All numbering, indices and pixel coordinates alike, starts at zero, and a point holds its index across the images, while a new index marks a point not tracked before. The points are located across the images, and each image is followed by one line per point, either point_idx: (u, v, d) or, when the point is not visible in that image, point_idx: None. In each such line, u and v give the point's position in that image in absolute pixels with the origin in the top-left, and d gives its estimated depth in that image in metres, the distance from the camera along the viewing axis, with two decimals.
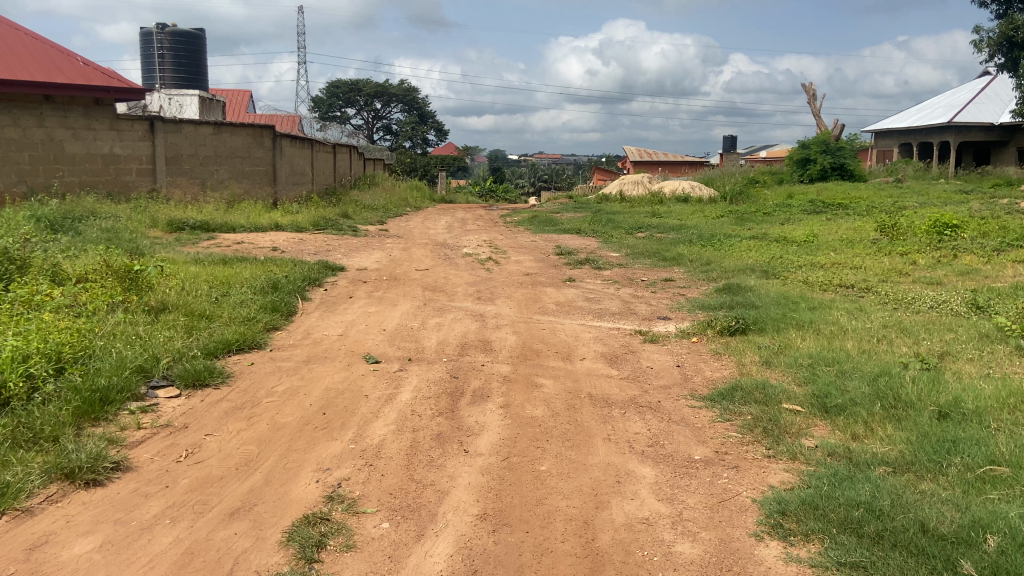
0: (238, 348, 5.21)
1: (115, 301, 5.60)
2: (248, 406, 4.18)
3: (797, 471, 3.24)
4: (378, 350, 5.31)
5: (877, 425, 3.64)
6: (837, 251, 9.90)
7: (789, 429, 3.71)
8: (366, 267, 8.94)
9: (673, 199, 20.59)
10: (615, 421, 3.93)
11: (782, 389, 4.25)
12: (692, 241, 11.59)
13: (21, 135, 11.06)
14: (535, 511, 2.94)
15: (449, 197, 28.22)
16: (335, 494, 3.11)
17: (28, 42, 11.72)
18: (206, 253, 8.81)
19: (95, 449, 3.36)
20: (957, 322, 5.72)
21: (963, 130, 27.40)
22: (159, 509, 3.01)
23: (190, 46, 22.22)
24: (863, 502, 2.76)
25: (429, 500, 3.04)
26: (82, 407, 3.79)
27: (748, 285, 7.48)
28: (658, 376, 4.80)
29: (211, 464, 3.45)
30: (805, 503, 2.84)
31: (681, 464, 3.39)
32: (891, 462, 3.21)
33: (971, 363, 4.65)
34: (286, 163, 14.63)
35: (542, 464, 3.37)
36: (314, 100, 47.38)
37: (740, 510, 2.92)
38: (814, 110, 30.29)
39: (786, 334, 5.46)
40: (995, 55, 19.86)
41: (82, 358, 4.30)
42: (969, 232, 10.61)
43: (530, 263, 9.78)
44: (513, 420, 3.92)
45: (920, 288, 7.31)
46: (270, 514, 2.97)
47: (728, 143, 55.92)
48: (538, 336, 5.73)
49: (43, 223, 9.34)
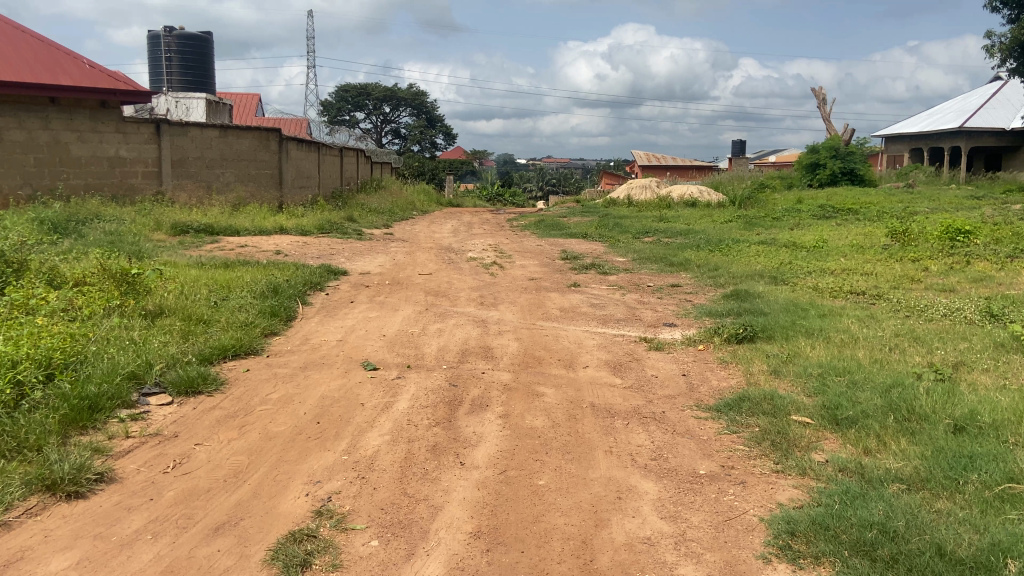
0: (234, 354, 5.11)
1: (112, 305, 5.53)
2: (240, 414, 4.08)
3: (807, 488, 3.10)
4: (376, 357, 5.20)
5: (890, 439, 3.49)
6: (848, 256, 9.73)
7: (799, 443, 3.57)
8: (369, 272, 8.83)
9: (680, 204, 20.43)
10: (618, 432, 3.80)
11: (791, 400, 4.11)
12: (700, 245, 11.48)
13: (27, 138, 11.03)
14: (531, 529, 2.81)
15: (456, 202, 28.09)
16: (324, 509, 2.99)
17: (34, 44, 11.73)
18: (207, 256, 8.73)
19: (78, 460, 3.26)
20: (970, 330, 5.57)
21: (975, 135, 27.06)
22: (141, 523, 2.91)
23: (198, 49, 22.28)
24: (876, 523, 2.62)
25: (421, 516, 2.92)
26: (70, 415, 3.70)
27: (757, 291, 7.32)
28: (664, 386, 4.65)
29: (199, 475, 3.35)
30: (815, 523, 2.71)
31: (685, 480, 3.25)
32: (905, 479, 3.06)
33: (987, 373, 4.50)
34: (293, 166, 14.55)
35: (541, 479, 3.24)
36: (323, 103, 47.56)
37: (746, 530, 2.79)
38: (824, 115, 30.07)
39: (796, 343, 5.32)
40: (1008, 59, 19.60)
41: (72, 364, 4.20)
42: (981, 238, 10.44)
43: (535, 268, 9.68)
44: (512, 431, 3.79)
45: (933, 295, 7.15)
46: (256, 529, 2.87)
47: (738, 147, 55.79)
48: (541, 343, 5.61)
49: (46, 226, 9.30)
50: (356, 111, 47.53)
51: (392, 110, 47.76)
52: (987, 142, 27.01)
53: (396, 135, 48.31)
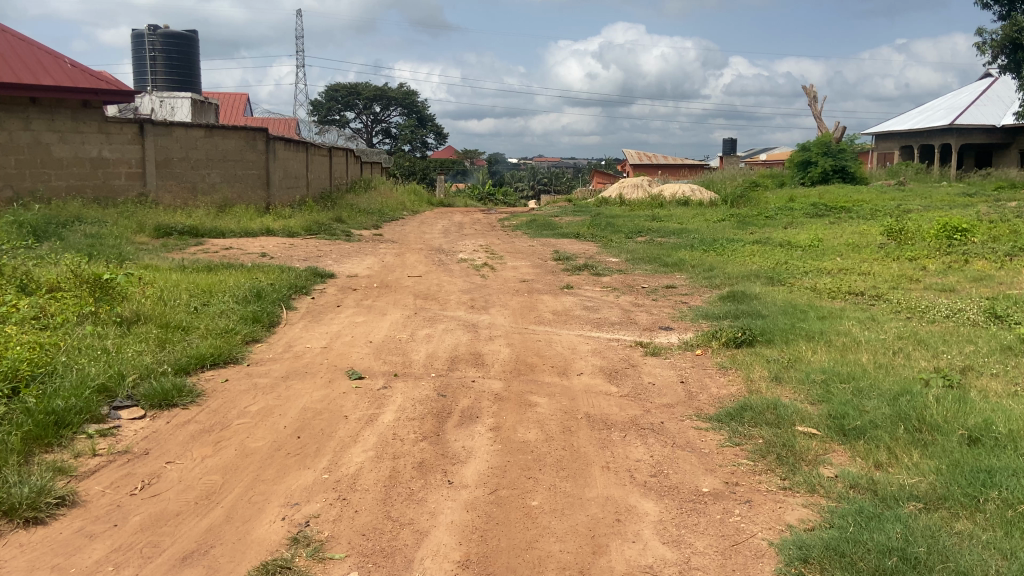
0: (212, 363, 4.88)
1: (86, 313, 5.30)
2: (217, 428, 3.85)
3: (817, 507, 2.92)
4: (362, 365, 4.99)
5: (902, 452, 3.31)
6: (844, 256, 9.60)
7: (806, 456, 3.38)
8: (357, 274, 8.60)
9: (672, 202, 20.27)
10: (615, 446, 3.61)
11: (795, 409, 3.92)
12: (694, 244, 11.34)
13: (7, 139, 10.76)
14: (523, 557, 2.61)
15: (448, 201, 27.92)
16: (301, 536, 2.78)
17: (15, 44, 11.46)
18: (191, 259, 8.51)
19: (39, 482, 3.03)
20: (976, 333, 5.40)
21: (965, 133, 27.10)
22: (102, 553, 2.69)
23: (184, 47, 21.98)
24: (895, 549, 2.44)
25: (406, 543, 2.71)
26: (34, 431, 3.47)
27: (754, 293, 7.13)
28: (661, 394, 4.46)
29: (169, 498, 3.13)
30: (829, 548, 2.52)
31: (688, 498, 3.06)
32: (920, 496, 2.88)
33: (997, 378, 4.33)
34: (280, 166, 14.27)
35: (534, 499, 3.04)
36: (313, 103, 47.26)
37: (755, 557, 2.60)
38: (815, 113, 29.93)
39: (796, 346, 5.14)
40: (999, 56, 19.50)
41: (39, 376, 3.97)
42: (979, 236, 10.30)
43: (527, 269, 9.47)
44: (503, 445, 3.59)
45: (933, 295, 7.01)
46: (227, 559, 2.66)
47: (729, 147, 55.85)
48: (532, 349, 5.40)
49: (25, 229, 9.05)
50: (346, 111, 47.13)
51: (382, 109, 47.35)
52: (978, 140, 27.04)
53: (386, 135, 47.96)
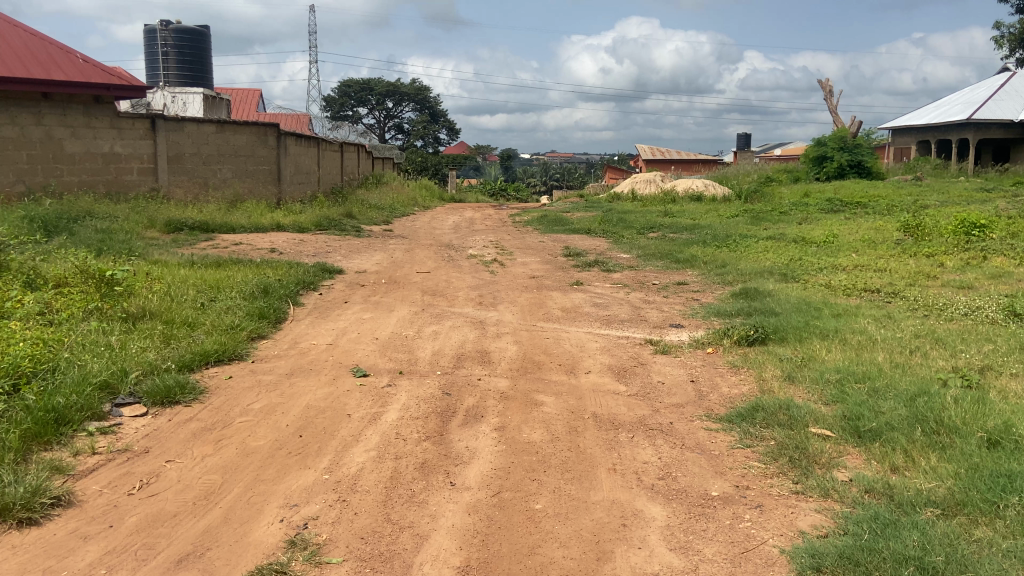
0: (216, 360, 4.82)
1: (90, 308, 5.26)
2: (218, 427, 3.80)
3: (831, 513, 2.82)
4: (367, 363, 4.90)
5: (919, 455, 3.20)
6: (859, 252, 9.43)
7: (820, 459, 3.28)
8: (366, 270, 8.55)
9: (686, 197, 20.07)
10: (622, 447, 3.52)
11: (809, 410, 3.81)
12: (706, 240, 11.20)
13: (19, 133, 10.79)
14: (525, 563, 2.54)
15: (461, 197, 27.82)
16: (299, 538, 2.72)
17: (27, 38, 11.46)
18: (201, 254, 8.49)
19: (35, 482, 2.98)
20: (994, 331, 5.25)
21: (984, 127, 26.58)
22: (96, 555, 2.64)
23: (195, 42, 22.03)
24: (912, 558, 2.34)
25: (405, 547, 2.64)
26: (33, 429, 3.43)
27: (767, 289, 7.02)
28: (671, 393, 4.36)
29: (166, 498, 3.08)
30: (843, 557, 2.42)
31: (695, 503, 2.98)
32: (938, 502, 2.77)
33: (1018, 378, 4.19)
34: (291, 162, 14.24)
35: (537, 502, 2.96)
36: (326, 99, 47.35)
37: (765, 565, 2.51)
38: (831, 106, 29.55)
39: (810, 345, 5.02)
40: (1017, 50, 19.11)
41: (41, 373, 3.93)
42: (997, 232, 10.08)
43: (537, 266, 9.37)
44: (507, 446, 3.51)
45: (950, 292, 6.86)
46: (222, 561, 2.61)
47: (742, 142, 55.34)
48: (540, 347, 5.31)
49: (36, 224, 9.06)
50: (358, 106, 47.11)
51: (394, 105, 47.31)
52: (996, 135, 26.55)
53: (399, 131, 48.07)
